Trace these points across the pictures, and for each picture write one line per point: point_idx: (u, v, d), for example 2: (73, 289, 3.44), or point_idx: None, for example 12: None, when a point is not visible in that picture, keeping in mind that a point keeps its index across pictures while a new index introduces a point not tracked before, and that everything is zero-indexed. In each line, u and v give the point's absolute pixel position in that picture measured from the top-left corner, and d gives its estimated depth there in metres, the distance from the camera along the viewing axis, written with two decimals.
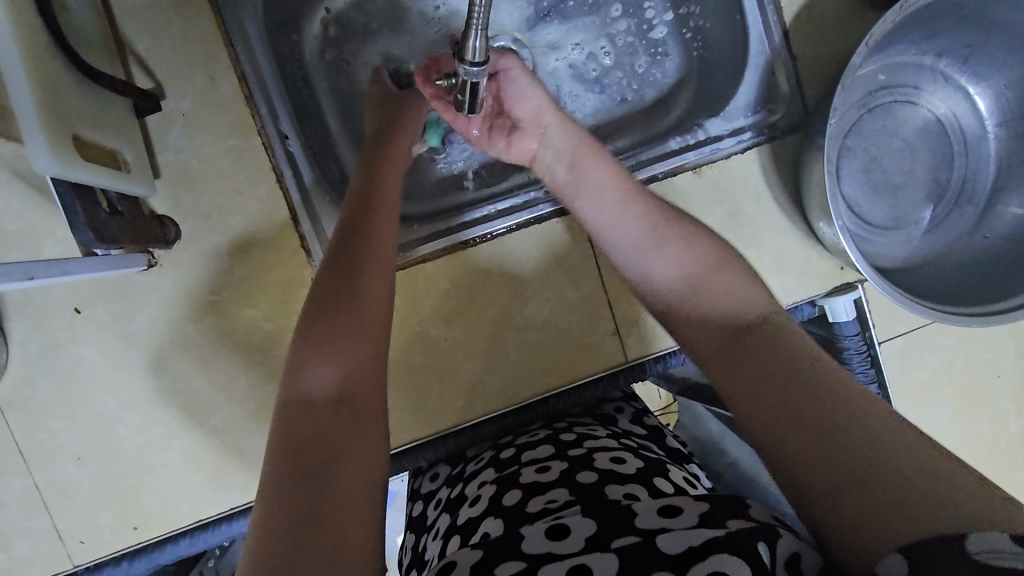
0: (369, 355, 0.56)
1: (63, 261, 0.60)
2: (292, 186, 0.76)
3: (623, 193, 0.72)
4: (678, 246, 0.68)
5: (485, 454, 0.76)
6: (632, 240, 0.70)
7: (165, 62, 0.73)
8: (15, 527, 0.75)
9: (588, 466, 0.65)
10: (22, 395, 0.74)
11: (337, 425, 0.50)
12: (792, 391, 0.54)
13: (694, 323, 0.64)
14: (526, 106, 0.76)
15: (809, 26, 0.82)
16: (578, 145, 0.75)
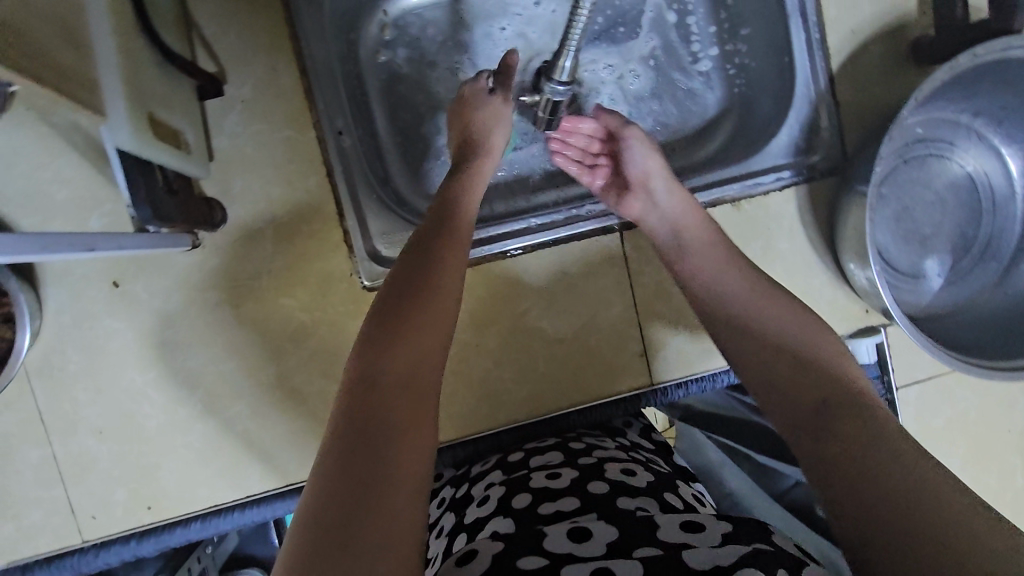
0: (434, 339, 0.56)
1: (118, 235, 0.60)
2: (341, 181, 0.76)
3: (726, 260, 0.73)
4: (761, 298, 0.68)
5: (491, 459, 0.78)
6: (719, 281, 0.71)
7: (231, 49, 0.75)
8: (28, 495, 0.75)
9: (599, 476, 0.67)
10: (50, 363, 0.74)
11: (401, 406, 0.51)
12: (858, 441, 0.53)
13: (760, 362, 0.63)
14: (638, 168, 0.78)
15: (854, 75, 0.84)
16: (686, 211, 0.76)
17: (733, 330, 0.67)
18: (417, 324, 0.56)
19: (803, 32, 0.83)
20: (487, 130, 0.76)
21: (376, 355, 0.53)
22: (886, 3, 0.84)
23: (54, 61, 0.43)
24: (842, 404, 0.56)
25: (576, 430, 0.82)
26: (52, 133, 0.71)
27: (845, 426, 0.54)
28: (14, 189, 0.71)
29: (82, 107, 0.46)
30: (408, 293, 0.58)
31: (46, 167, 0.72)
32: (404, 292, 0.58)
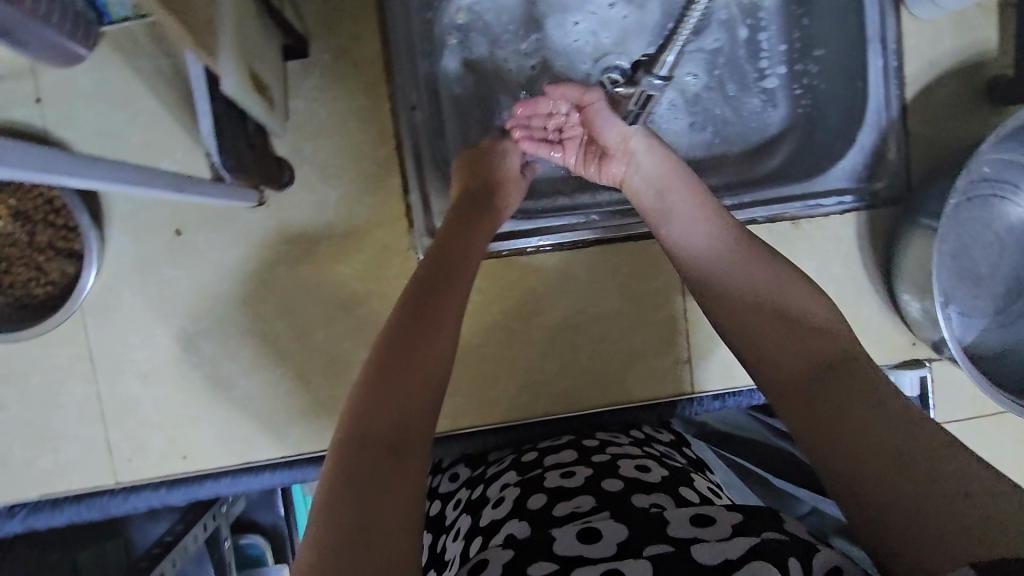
0: (427, 379, 0.56)
1: (187, 179, 0.59)
2: (410, 156, 0.76)
3: (705, 215, 0.66)
4: (755, 267, 0.62)
5: (506, 459, 0.76)
6: (711, 255, 0.64)
7: (315, 13, 0.75)
8: (69, 430, 0.76)
9: (613, 474, 0.66)
10: (105, 303, 0.75)
11: (388, 458, 0.50)
12: (868, 432, 0.50)
13: (768, 352, 0.58)
14: (613, 130, 0.69)
15: (927, 108, 0.84)
16: (670, 172, 0.69)
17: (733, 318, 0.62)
18: (408, 370, 0.55)
19: (881, 58, 0.83)
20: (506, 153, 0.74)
21: (365, 401, 0.53)
22: (967, 39, 0.84)
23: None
24: (852, 387, 0.53)
25: (598, 430, 0.81)
26: (135, 77, 0.72)
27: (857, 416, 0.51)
28: (91, 128, 0.72)
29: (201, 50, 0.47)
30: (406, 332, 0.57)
31: (125, 109, 0.72)
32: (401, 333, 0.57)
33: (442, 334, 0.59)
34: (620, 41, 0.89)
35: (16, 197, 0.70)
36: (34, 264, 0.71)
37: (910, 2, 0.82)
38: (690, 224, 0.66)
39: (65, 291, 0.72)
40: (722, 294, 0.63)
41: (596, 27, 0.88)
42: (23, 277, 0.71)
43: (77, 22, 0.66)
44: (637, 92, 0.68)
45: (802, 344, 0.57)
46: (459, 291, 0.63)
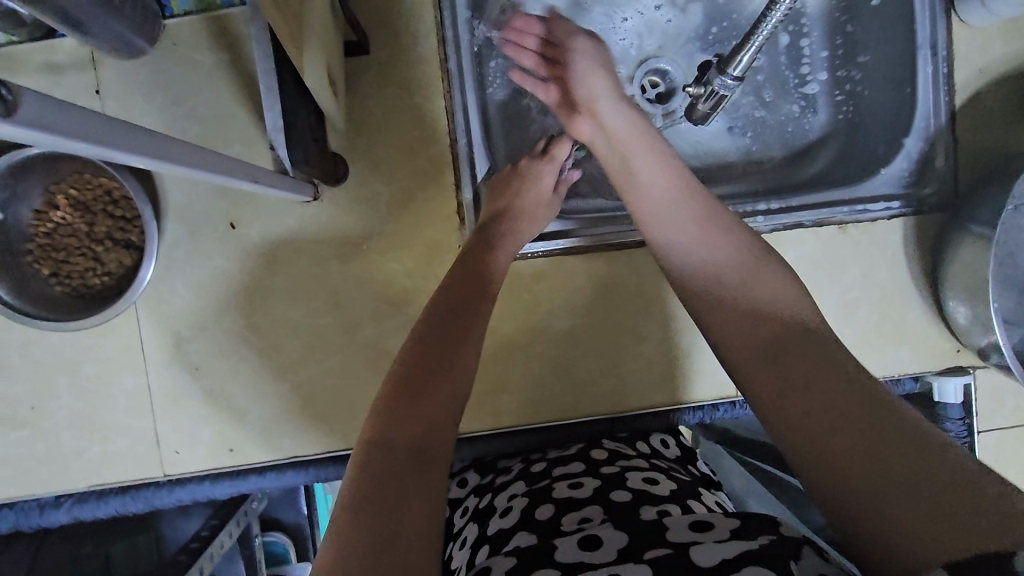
0: (446, 397, 0.57)
1: (253, 168, 0.58)
2: (463, 154, 0.77)
3: (677, 193, 0.67)
4: (718, 243, 0.64)
5: (515, 467, 0.76)
6: (676, 228, 0.66)
7: (374, 11, 0.76)
8: (119, 421, 0.76)
9: (621, 486, 0.64)
10: (158, 295, 0.75)
11: (409, 472, 0.51)
12: (858, 431, 0.48)
13: (732, 327, 0.60)
14: (583, 88, 0.70)
15: (975, 116, 0.85)
16: (637, 138, 0.68)
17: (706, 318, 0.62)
18: (432, 385, 0.57)
19: (930, 65, 0.83)
20: (535, 171, 0.76)
21: (391, 410, 0.55)
22: (1016, 47, 0.84)
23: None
24: (838, 396, 0.51)
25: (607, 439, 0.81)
26: (195, 70, 0.72)
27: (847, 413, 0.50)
28: (150, 120, 0.72)
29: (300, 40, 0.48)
30: (430, 348, 0.60)
31: (183, 102, 0.72)
32: (427, 350, 0.60)
33: (467, 355, 0.61)
34: (664, 45, 0.90)
35: (75, 188, 0.71)
36: (92, 254, 0.72)
37: (962, 10, 0.83)
38: (654, 194, 0.67)
39: (121, 281, 0.73)
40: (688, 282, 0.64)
41: (643, 30, 0.89)
42: (81, 267, 0.72)
43: (144, 15, 0.67)
44: (706, 91, 0.65)
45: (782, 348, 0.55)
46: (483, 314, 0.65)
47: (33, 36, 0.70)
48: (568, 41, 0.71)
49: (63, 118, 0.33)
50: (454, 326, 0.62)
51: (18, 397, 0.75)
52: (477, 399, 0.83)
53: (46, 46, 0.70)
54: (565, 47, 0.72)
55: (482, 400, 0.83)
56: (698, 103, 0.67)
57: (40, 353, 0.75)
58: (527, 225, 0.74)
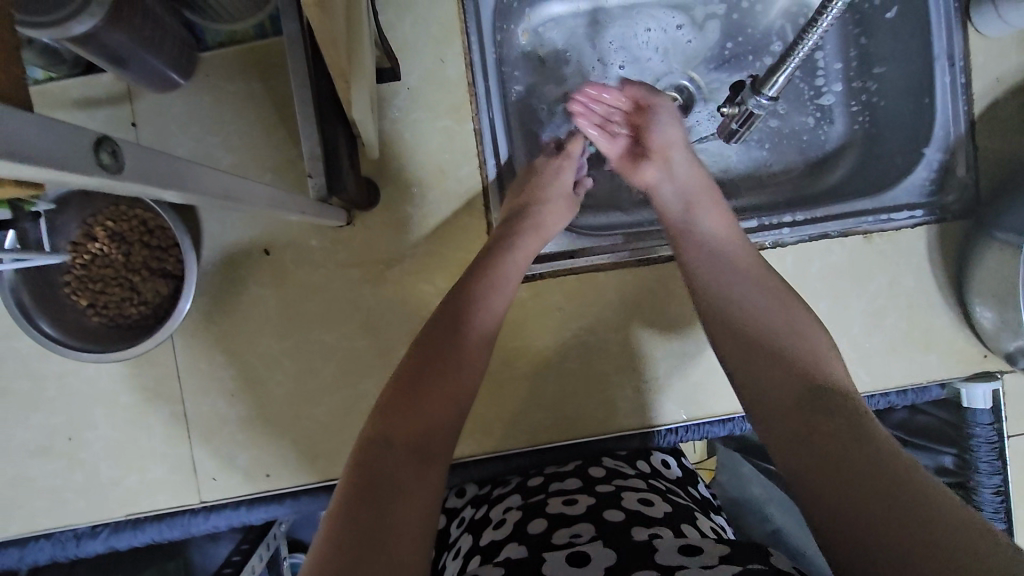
0: (446, 403, 0.59)
1: (295, 197, 0.58)
2: (492, 169, 0.78)
3: (733, 236, 0.69)
4: (762, 280, 0.64)
5: (513, 481, 0.77)
6: (738, 272, 0.65)
7: (403, 37, 0.77)
8: (156, 449, 0.76)
9: (615, 505, 0.64)
10: (195, 322, 0.76)
11: (405, 471, 0.54)
12: (848, 459, 0.48)
13: (743, 340, 0.59)
14: (661, 136, 0.76)
15: (993, 123, 0.86)
16: (699, 187, 0.73)
17: (760, 361, 0.57)
18: (434, 391, 0.59)
19: (948, 75, 0.84)
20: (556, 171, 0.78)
21: (393, 411, 0.57)
22: None
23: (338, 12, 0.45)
24: (838, 417, 0.52)
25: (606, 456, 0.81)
26: (229, 101, 0.73)
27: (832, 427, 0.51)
28: (186, 150, 0.73)
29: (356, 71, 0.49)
30: (432, 354, 0.61)
31: (217, 132, 0.74)
32: (431, 358, 0.60)
33: (470, 364, 0.62)
34: (684, 60, 0.91)
35: (111, 220, 0.71)
36: (129, 284, 0.72)
37: (978, 22, 0.84)
38: (711, 237, 0.68)
39: (158, 310, 0.73)
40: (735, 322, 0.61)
41: (663, 46, 0.91)
42: (118, 297, 0.72)
43: (182, 49, 0.69)
44: (739, 112, 0.65)
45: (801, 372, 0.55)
46: (491, 317, 0.65)
47: (71, 71, 0.71)
48: (648, 99, 0.78)
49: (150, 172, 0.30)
50: (461, 335, 0.62)
51: (56, 428, 0.75)
52: (511, 417, 0.83)
53: (83, 81, 0.72)
54: (643, 104, 0.78)
55: (515, 418, 0.83)
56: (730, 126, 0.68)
57: (77, 384, 0.75)
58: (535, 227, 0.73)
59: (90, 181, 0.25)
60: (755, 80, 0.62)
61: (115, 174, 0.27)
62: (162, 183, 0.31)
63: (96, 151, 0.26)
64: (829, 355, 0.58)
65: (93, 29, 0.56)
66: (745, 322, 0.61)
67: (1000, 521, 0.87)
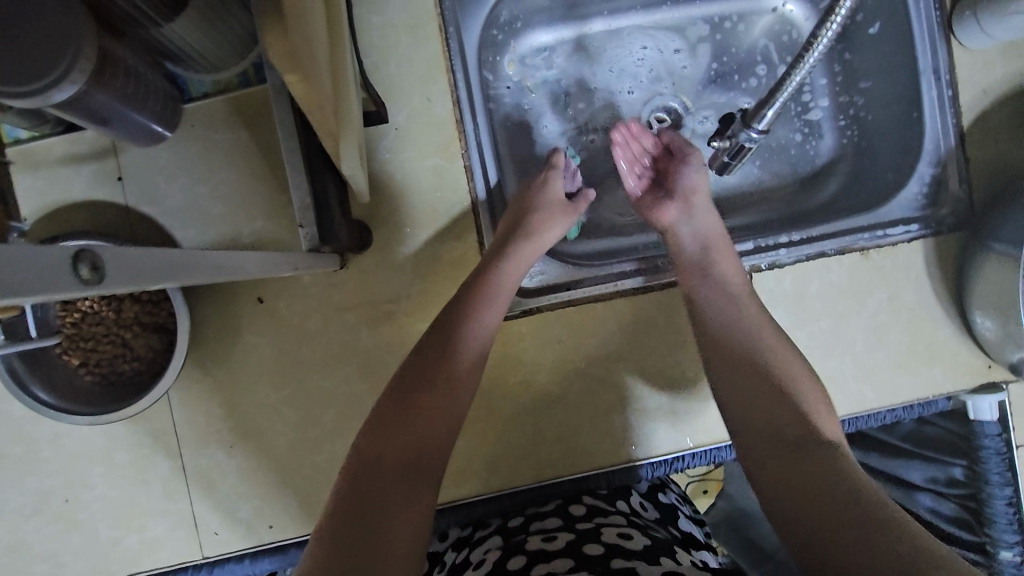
0: (434, 421, 0.62)
1: (296, 256, 0.61)
2: (483, 206, 0.78)
3: (737, 281, 0.73)
4: (770, 341, 0.67)
5: (494, 524, 0.77)
6: (751, 327, 0.68)
7: (389, 78, 0.77)
8: (155, 506, 0.75)
9: (595, 540, 0.64)
10: (190, 375, 0.75)
11: (397, 489, 0.58)
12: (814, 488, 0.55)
13: (727, 372, 0.66)
14: (687, 181, 0.79)
15: (984, 132, 0.85)
16: (717, 239, 0.75)
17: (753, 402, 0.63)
18: (425, 413, 0.62)
19: (935, 88, 0.84)
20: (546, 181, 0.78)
21: (385, 431, 0.60)
22: (1018, 66, 0.85)
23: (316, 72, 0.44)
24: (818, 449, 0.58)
25: (586, 494, 0.80)
26: (216, 150, 0.73)
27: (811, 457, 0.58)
28: (173, 202, 0.73)
29: (342, 126, 0.48)
30: (414, 381, 0.63)
31: (205, 182, 0.73)
32: (417, 385, 0.63)
33: (461, 384, 0.65)
34: (671, 83, 0.91)
35: None
36: (121, 340, 0.70)
37: (962, 35, 0.83)
38: (718, 290, 0.72)
39: (151, 365, 0.72)
40: (739, 364, 0.66)
41: (650, 69, 0.91)
42: (109, 353, 0.71)
43: (167, 103, 0.69)
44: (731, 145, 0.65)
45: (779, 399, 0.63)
46: (481, 333, 0.67)
47: (55, 130, 0.71)
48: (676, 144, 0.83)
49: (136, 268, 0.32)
50: (451, 353, 0.65)
51: (52, 490, 0.74)
52: (515, 454, 0.81)
53: (68, 139, 0.71)
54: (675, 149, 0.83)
55: (519, 454, 0.81)
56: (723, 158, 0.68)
57: (72, 444, 0.74)
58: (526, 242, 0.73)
59: (72, 298, 0.27)
60: (745, 112, 0.62)
61: (95, 284, 0.28)
62: (146, 281, 0.33)
63: (74, 267, 0.27)
64: (816, 407, 0.63)
65: (76, 94, 0.55)
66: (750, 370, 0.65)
67: (1013, 533, 0.84)
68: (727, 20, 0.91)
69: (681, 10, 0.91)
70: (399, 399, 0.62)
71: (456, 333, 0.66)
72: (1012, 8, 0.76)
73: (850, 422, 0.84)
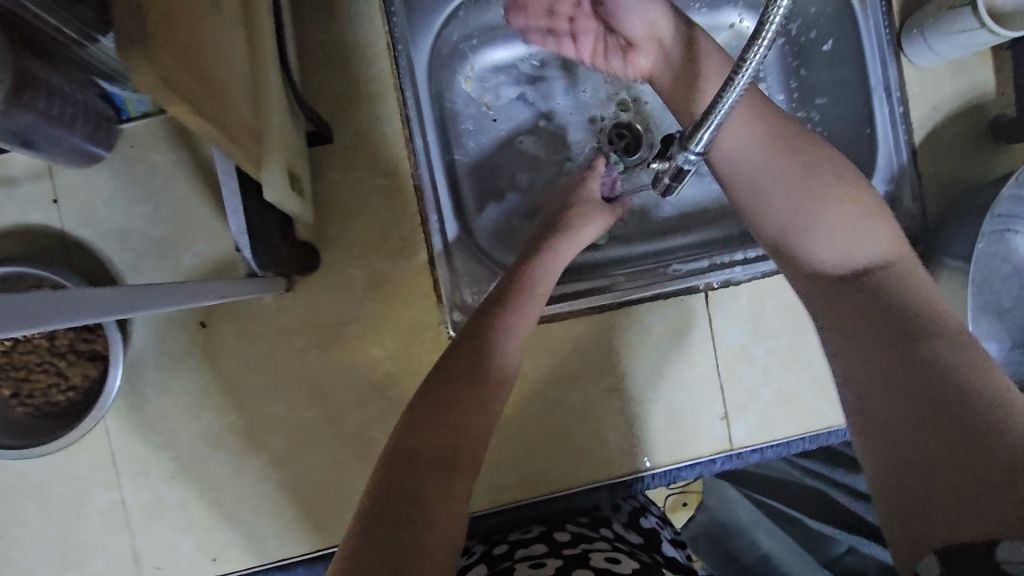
0: (478, 409, 0.61)
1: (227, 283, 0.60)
2: (434, 229, 0.74)
3: (755, 117, 0.66)
4: (789, 167, 0.65)
5: (476, 549, 0.73)
6: (766, 165, 0.66)
7: (336, 97, 0.76)
8: (93, 541, 0.72)
9: (586, 566, 0.61)
10: (130, 404, 0.72)
11: (434, 482, 0.55)
12: (903, 396, 0.55)
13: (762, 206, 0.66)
14: (638, 22, 0.75)
15: (934, 149, 0.86)
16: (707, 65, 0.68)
17: (787, 254, 0.66)
18: (462, 400, 0.60)
19: (885, 105, 0.84)
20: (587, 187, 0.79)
21: (419, 424, 0.58)
22: (966, 83, 0.86)
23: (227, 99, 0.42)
24: (850, 304, 0.61)
25: (568, 520, 0.76)
26: (157, 172, 0.71)
27: (867, 358, 0.58)
28: (111, 224, 0.71)
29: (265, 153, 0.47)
30: (445, 391, 0.61)
31: (145, 204, 0.71)
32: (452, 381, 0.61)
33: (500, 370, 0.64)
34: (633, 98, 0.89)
35: None
36: (55, 369, 0.69)
37: (911, 53, 0.84)
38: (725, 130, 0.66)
39: (87, 394, 0.70)
40: (776, 212, 0.65)
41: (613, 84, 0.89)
42: (43, 383, 0.69)
43: (99, 124, 0.67)
44: (670, 166, 0.63)
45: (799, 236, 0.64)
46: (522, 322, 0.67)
47: None
48: None
49: (76, 299, 0.36)
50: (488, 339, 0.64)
51: None
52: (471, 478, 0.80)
53: None
54: None
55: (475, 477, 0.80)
56: (663, 180, 0.65)
57: (4, 477, 0.71)
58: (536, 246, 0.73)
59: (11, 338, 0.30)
60: (682, 135, 0.59)
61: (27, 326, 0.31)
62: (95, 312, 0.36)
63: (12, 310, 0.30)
64: (847, 225, 0.63)
65: None
66: (770, 218, 0.66)
67: None
68: None
69: None
70: (434, 400, 0.60)
71: (487, 349, 0.64)
72: (954, 27, 0.77)
73: (810, 439, 0.83)
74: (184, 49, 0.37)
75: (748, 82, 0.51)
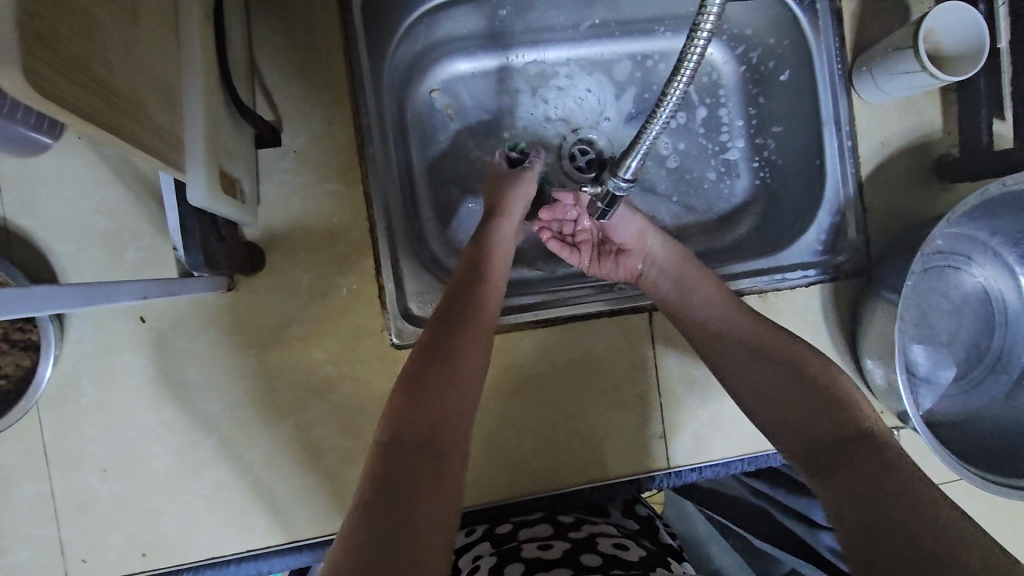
0: (457, 398, 0.62)
1: (176, 282, 0.63)
2: (383, 234, 0.76)
3: (724, 301, 0.75)
4: (764, 346, 0.70)
5: (479, 529, 0.78)
6: (743, 346, 0.71)
7: (291, 100, 0.76)
8: (17, 530, 0.71)
9: (590, 550, 0.65)
10: (64, 396, 0.72)
11: (426, 469, 0.56)
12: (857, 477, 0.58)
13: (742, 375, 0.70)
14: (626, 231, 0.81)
15: (880, 183, 0.88)
16: (681, 261, 0.79)
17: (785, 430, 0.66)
18: (441, 390, 0.61)
19: (835, 139, 0.86)
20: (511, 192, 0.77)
21: (404, 414, 0.59)
22: (913, 120, 0.88)
23: (130, 106, 0.43)
24: (815, 424, 0.64)
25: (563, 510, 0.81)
26: (103, 165, 0.71)
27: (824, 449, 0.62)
28: (52, 215, 0.71)
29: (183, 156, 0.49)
30: (425, 382, 0.61)
31: (89, 196, 0.71)
32: (430, 370, 0.62)
33: (469, 357, 0.64)
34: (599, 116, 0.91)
35: None
36: None
37: (860, 88, 0.86)
38: (701, 307, 0.75)
39: (20, 384, 0.71)
40: (762, 392, 0.68)
41: (580, 103, 0.90)
42: None
43: (43, 115, 0.66)
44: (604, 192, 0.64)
45: (788, 408, 0.66)
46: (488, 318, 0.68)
47: None
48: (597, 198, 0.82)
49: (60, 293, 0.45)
50: (459, 331, 0.65)
51: None
52: None
53: None
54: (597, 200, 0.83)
55: None
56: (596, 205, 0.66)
57: None
58: (498, 241, 0.74)
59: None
60: (612, 161, 0.61)
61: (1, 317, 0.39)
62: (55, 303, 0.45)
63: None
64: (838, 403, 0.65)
65: None
66: (765, 392, 0.68)
67: None
68: (648, 57, 0.91)
69: (604, 46, 0.91)
70: (419, 391, 0.61)
71: (458, 337, 0.65)
72: (899, 68, 0.80)
73: (748, 461, 0.85)
74: (77, 62, 0.37)
75: (669, 116, 0.52)
